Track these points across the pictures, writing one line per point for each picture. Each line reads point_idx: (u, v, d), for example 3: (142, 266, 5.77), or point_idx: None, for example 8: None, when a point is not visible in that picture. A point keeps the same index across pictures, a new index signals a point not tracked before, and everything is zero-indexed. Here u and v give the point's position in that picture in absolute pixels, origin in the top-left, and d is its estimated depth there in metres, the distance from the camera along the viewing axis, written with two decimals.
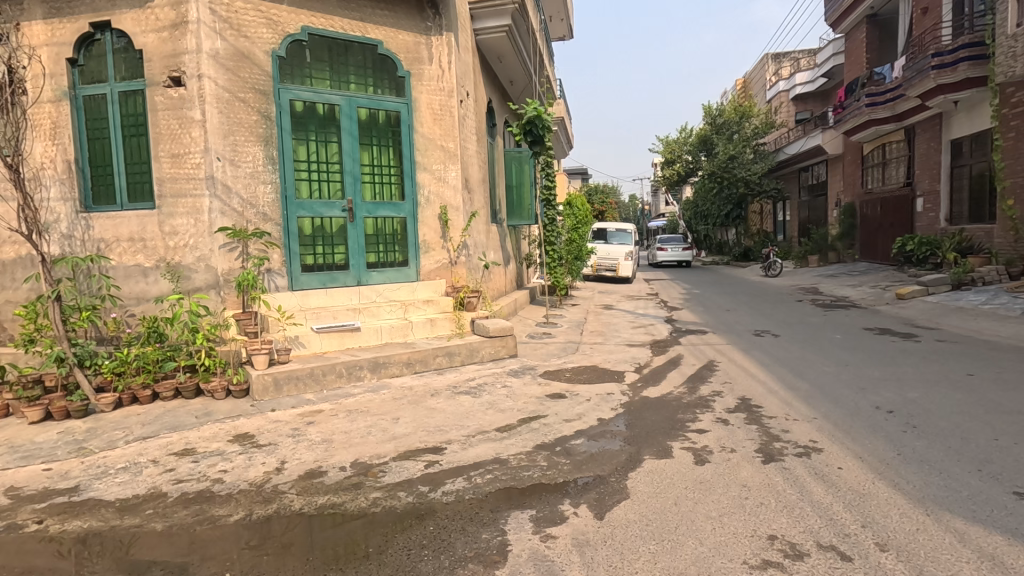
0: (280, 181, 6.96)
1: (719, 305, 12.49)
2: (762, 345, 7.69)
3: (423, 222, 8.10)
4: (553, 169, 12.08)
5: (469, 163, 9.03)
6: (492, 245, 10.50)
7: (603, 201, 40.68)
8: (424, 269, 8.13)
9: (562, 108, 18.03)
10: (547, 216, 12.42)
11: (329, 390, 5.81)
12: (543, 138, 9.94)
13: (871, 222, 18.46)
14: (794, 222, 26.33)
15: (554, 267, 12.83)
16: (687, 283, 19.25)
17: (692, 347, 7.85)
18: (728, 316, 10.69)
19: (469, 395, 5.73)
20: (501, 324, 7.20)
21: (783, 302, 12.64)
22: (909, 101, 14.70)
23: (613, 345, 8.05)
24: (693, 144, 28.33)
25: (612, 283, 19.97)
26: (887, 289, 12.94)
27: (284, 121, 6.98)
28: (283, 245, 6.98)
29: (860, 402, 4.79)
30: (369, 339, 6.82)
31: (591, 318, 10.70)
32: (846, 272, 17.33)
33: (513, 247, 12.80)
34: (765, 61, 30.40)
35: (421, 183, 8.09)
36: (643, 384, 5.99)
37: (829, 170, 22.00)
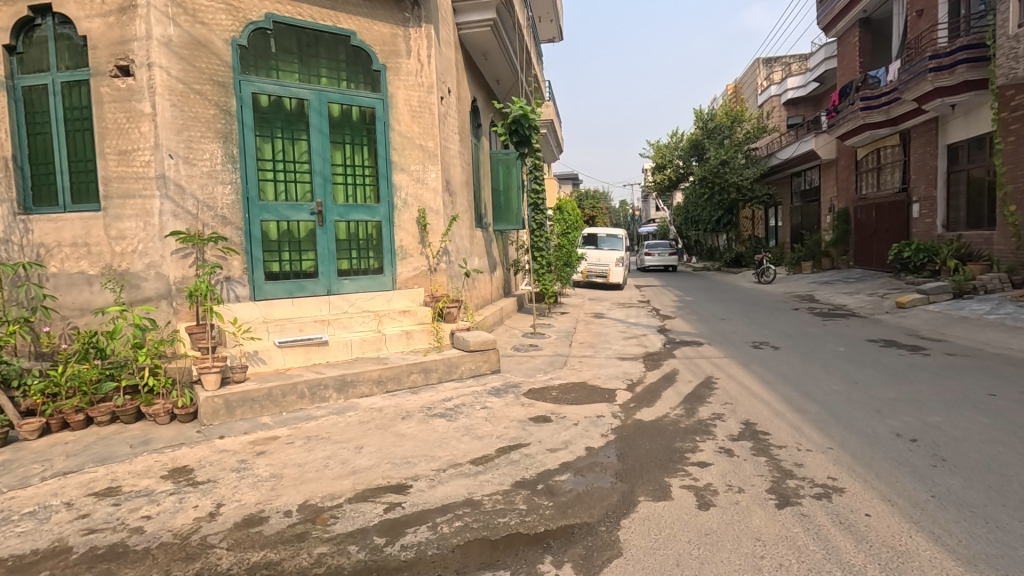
0: (241, 182, 6.38)
1: (713, 314, 12.02)
2: (762, 359, 7.19)
3: (400, 227, 7.55)
4: (542, 172, 11.57)
5: (451, 164, 8.49)
6: (476, 252, 9.95)
7: (594, 207, 40.33)
8: (401, 277, 7.58)
9: (552, 110, 17.58)
10: (536, 220, 11.91)
11: (289, 413, 5.23)
12: (530, 139, 9.43)
13: (865, 228, 18.13)
14: (787, 228, 26.03)
15: (542, 273, 12.29)
16: (680, 290, 18.82)
17: (688, 361, 7.34)
18: (723, 325, 10.20)
19: (445, 418, 5.18)
20: (483, 337, 6.65)
21: (779, 311, 12.19)
22: (905, 105, 14.38)
23: (604, 359, 7.52)
24: (685, 149, 28.03)
25: (602, 290, 19.51)
26: (885, 297, 12.54)
27: (246, 116, 6.41)
28: (244, 251, 6.39)
29: (878, 428, 4.31)
30: (338, 353, 6.25)
31: (580, 328, 10.18)
32: (842, 279, 16.97)
33: (500, 253, 12.28)
34: (757, 66, 30.21)
35: (398, 185, 7.54)
36: (636, 404, 5.46)
37: (822, 175, 21.72)
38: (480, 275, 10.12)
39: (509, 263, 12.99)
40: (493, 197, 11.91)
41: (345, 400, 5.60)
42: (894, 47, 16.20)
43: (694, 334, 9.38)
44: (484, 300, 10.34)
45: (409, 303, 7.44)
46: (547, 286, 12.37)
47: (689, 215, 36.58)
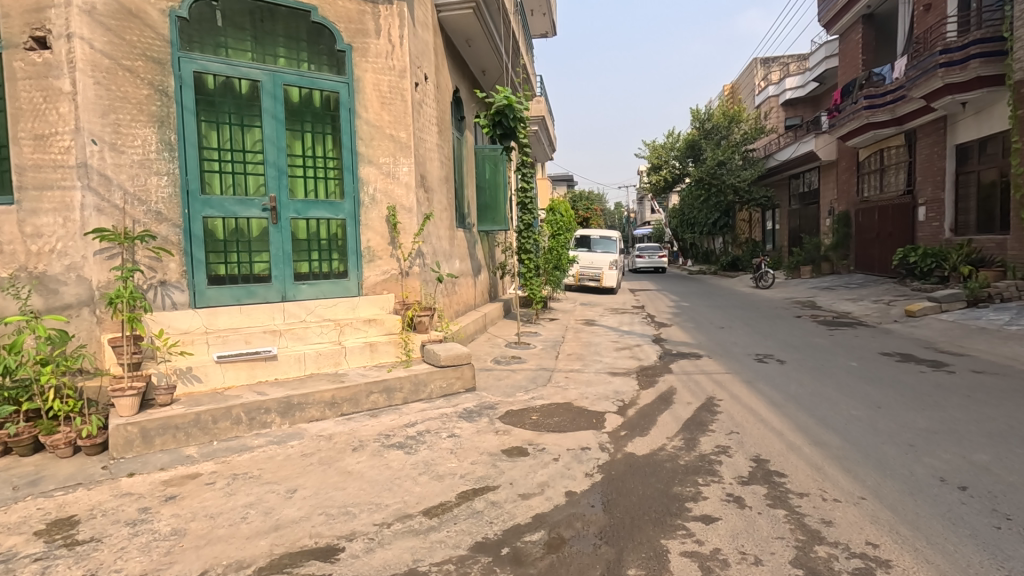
0: (181, 172, 5.60)
1: (711, 321, 11.33)
2: (767, 375, 6.48)
3: (367, 226, 6.79)
4: (530, 169, 10.83)
5: (427, 158, 7.74)
6: (457, 254, 9.20)
7: (588, 207, 39.63)
8: (368, 282, 6.81)
9: (543, 106, 16.85)
10: (523, 221, 11.15)
11: (221, 442, 4.47)
12: (515, 131, 8.69)
13: (867, 231, 17.49)
14: (784, 231, 25.39)
15: (531, 278, 11.49)
16: (675, 294, 18.12)
17: (685, 378, 6.61)
18: (722, 335, 9.49)
19: (404, 450, 4.42)
20: (455, 351, 5.91)
21: (781, 319, 11.49)
22: (912, 103, 13.76)
23: (593, 374, 6.79)
24: (681, 150, 27.38)
25: (595, 294, 18.80)
26: (892, 305, 11.87)
27: (186, 98, 5.63)
28: (183, 252, 5.61)
29: (916, 470, 3.60)
30: (289, 369, 5.49)
31: (569, 338, 9.45)
32: (843, 285, 16.31)
33: (485, 255, 11.51)
34: (754, 66, 29.63)
35: (365, 179, 6.78)
36: (626, 433, 4.72)
37: (822, 177, 21.09)
38: (461, 280, 9.37)
39: (495, 267, 12.21)
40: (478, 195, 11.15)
41: (291, 426, 4.84)
42: (899, 43, 15.57)
43: (690, 345, 8.68)
44: (465, 307, 9.59)
45: (376, 310, 6.69)
46: (535, 292, 11.57)
47: (684, 217, 35.92)
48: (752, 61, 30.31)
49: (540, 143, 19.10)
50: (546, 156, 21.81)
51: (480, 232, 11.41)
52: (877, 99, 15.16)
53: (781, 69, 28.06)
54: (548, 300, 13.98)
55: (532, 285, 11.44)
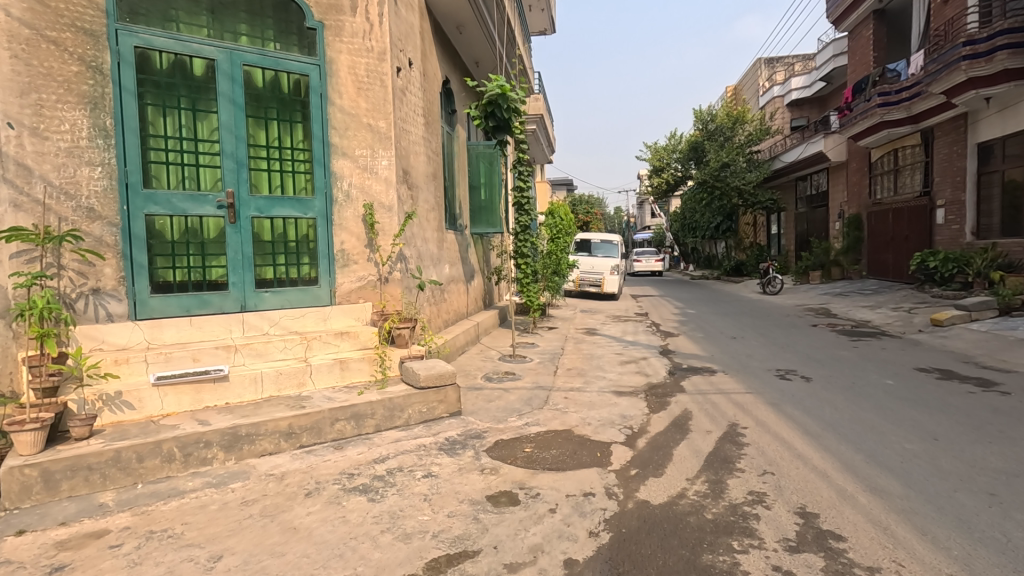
0: (119, 163, 4.84)
1: (720, 331, 10.56)
2: (793, 396, 5.71)
3: (341, 226, 6.01)
4: (526, 167, 10.07)
5: (411, 151, 6.98)
6: (445, 259, 8.43)
7: (588, 210, 38.86)
8: (341, 290, 6.03)
9: (541, 104, 16.10)
10: (520, 223, 10.38)
11: (146, 486, 3.69)
12: (509, 124, 7.92)
13: (880, 235, 16.74)
14: (791, 235, 24.63)
15: (528, 284, 10.69)
16: (680, 301, 17.34)
17: (700, 399, 5.83)
18: (734, 347, 8.72)
19: (369, 495, 3.63)
20: (437, 369, 5.13)
21: (796, 328, 10.72)
22: (931, 99, 13.03)
23: (595, 394, 6.01)
24: (683, 152, 26.58)
25: (595, 300, 18.02)
26: (915, 313, 11.10)
27: (126, 78, 4.87)
28: (122, 255, 4.85)
29: (1010, 533, 2.85)
30: (242, 392, 4.72)
31: (569, 350, 8.67)
32: (856, 291, 15.54)
33: (478, 260, 10.74)
34: (758, 66, 28.95)
35: (340, 173, 6.01)
36: (638, 472, 3.95)
37: (831, 179, 20.34)
38: (450, 286, 8.61)
39: (489, 271, 11.40)
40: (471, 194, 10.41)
41: (237, 462, 4.06)
42: (914, 38, 14.86)
43: (701, 358, 7.91)
44: (455, 316, 8.82)
45: (351, 321, 5.93)
46: (533, 299, 10.76)
47: (687, 220, 35.15)
48: (756, 62, 29.60)
49: (539, 143, 18.35)
50: (544, 157, 21.07)
51: (473, 235, 10.63)
52: (892, 96, 14.42)
53: (786, 69, 27.35)
54: (547, 308, 13.20)
55: (530, 291, 10.63)
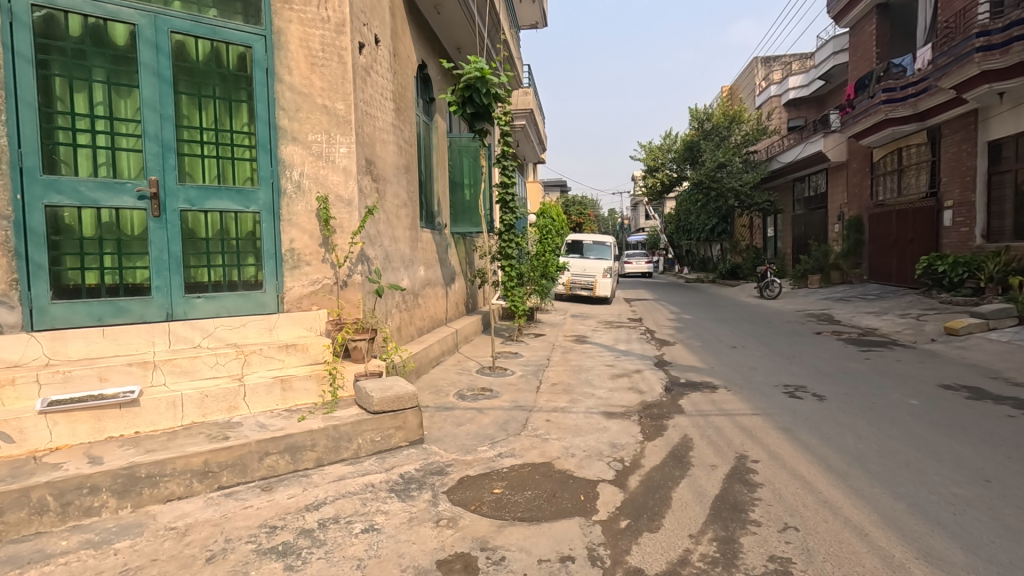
0: (12, 144, 4.05)
1: (718, 339, 9.86)
2: (806, 419, 5.00)
3: (290, 222, 5.24)
4: (511, 161, 9.32)
5: (377, 140, 6.22)
6: (419, 260, 7.68)
7: (581, 212, 38.12)
8: (291, 295, 5.27)
9: (531, 98, 15.37)
10: (505, 222, 9.63)
11: (4, 547, 2.91)
12: (490, 111, 7.17)
13: (882, 238, 16.12)
14: (788, 237, 24.02)
15: (512, 287, 9.91)
16: (675, 305, 16.65)
17: (701, 423, 5.09)
18: (735, 358, 8.02)
19: (289, 560, 2.85)
20: (394, 389, 4.37)
21: (799, 336, 10.03)
22: (939, 95, 12.40)
23: (581, 415, 5.27)
24: (678, 152, 25.88)
25: (587, 304, 17.30)
26: (925, 321, 10.43)
27: (22, 42, 4.08)
28: (15, 254, 4.06)
29: None
30: (156, 420, 3.93)
31: (556, 360, 7.92)
32: (859, 296, 14.90)
33: (460, 261, 9.97)
34: (754, 65, 28.39)
35: (289, 161, 5.24)
36: (629, 523, 3.20)
37: (830, 181, 19.74)
38: (425, 290, 7.85)
39: (472, 274, 10.64)
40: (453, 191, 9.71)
41: (134, 510, 3.29)
42: (919, 32, 14.24)
43: (700, 370, 7.20)
44: (431, 324, 8.06)
45: (302, 331, 5.18)
46: (519, 304, 9.98)
47: (682, 222, 34.49)
48: (752, 61, 29.01)
49: (529, 141, 17.60)
50: (535, 155, 20.37)
51: (455, 235, 9.87)
52: (897, 93, 13.80)
53: (783, 69, 26.77)
54: (535, 313, 12.46)
55: (514, 296, 9.84)
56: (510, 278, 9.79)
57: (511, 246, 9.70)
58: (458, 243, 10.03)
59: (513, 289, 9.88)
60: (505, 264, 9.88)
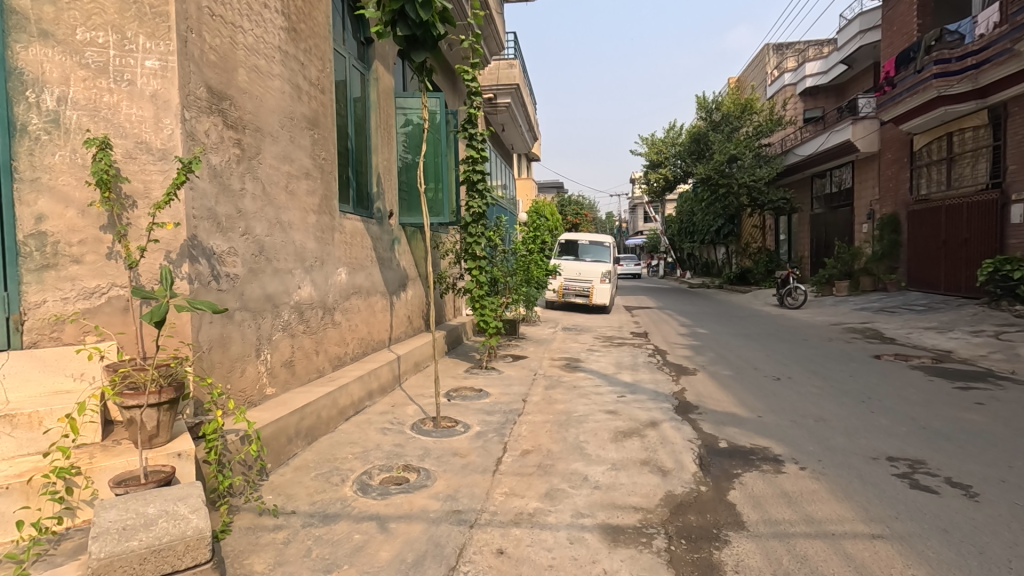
0: None
1: (752, 365, 7.56)
2: (983, 557, 2.68)
3: (36, 186, 2.89)
4: (480, 130, 7.07)
5: (246, 65, 3.89)
6: (337, 260, 5.35)
7: (577, 213, 35.80)
8: (41, 317, 2.90)
9: (517, 72, 13.06)
10: (473, 210, 7.30)
11: None
12: (435, 37, 4.78)
13: (927, 238, 13.83)
14: (805, 239, 21.76)
15: (483, 298, 7.48)
16: (685, 314, 14.34)
17: (783, 558, 2.74)
18: (787, 399, 5.71)
19: None
20: (147, 533, 2.07)
21: (857, 362, 7.71)
22: (1014, 62, 10.14)
23: (562, 537, 2.94)
24: (683, 145, 23.47)
25: (582, 313, 14.96)
26: (1014, 342, 8.12)
27: None
28: None
29: None
30: None
31: (535, 404, 5.60)
32: (902, 307, 12.63)
33: (413, 262, 7.60)
34: (766, 52, 26.16)
35: (33, 74, 2.89)
36: None
37: (857, 175, 17.48)
38: (347, 303, 5.53)
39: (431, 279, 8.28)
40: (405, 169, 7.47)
41: None
42: None
43: (746, 426, 4.88)
44: (357, 351, 5.74)
45: (56, 385, 2.82)
46: (491, 318, 7.54)
47: (686, 223, 32.19)
48: (763, 49, 26.75)
49: (516, 126, 15.28)
50: (525, 144, 18.09)
51: (406, 228, 7.48)
52: (952, 64, 11.58)
53: (797, 55, 24.51)
54: (517, 328, 10.09)
55: (484, 308, 7.43)
56: (480, 283, 7.38)
57: (481, 242, 7.31)
58: (414, 238, 7.76)
59: (484, 299, 7.44)
60: (473, 266, 7.48)
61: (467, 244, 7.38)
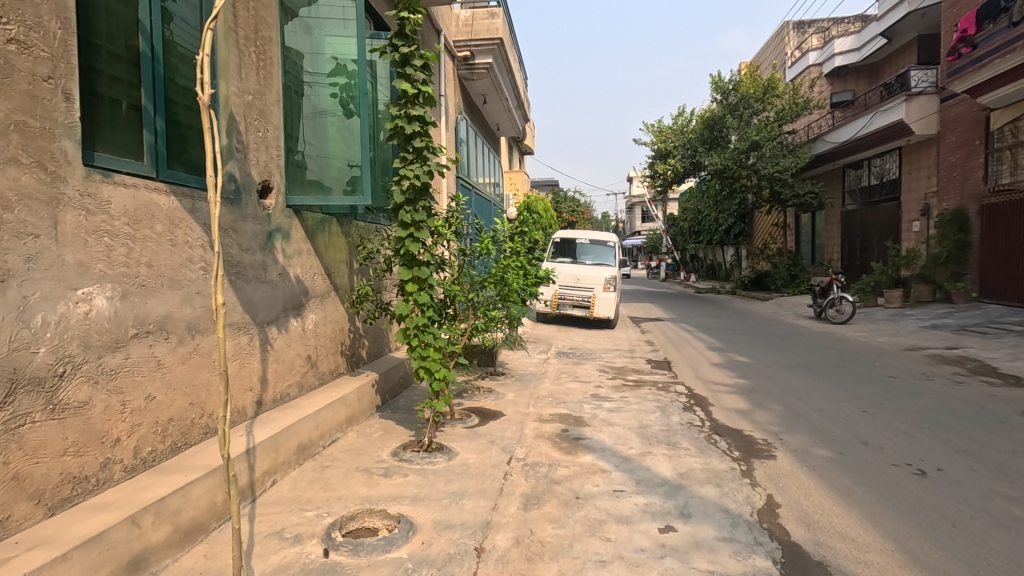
0: None
1: (854, 435, 4.75)
2: None
3: None
4: (415, 44, 4.20)
5: None
6: (69, 272, 2.50)
7: (574, 210, 32.95)
8: None
9: (500, 22, 10.26)
10: (401, 175, 4.26)
11: None
12: None
13: (1012, 238, 11.27)
14: (834, 240, 19.11)
15: (422, 327, 4.40)
16: (708, 331, 11.58)
17: None
18: (994, 549, 2.93)
19: None
20: None
21: (1015, 428, 4.92)
22: None
23: None
24: (695, 132, 20.40)
25: (581, 328, 12.15)
26: None
27: None
28: None
29: None
30: None
31: (500, 564, 2.78)
32: (991, 326, 9.90)
33: (311, 270, 4.70)
34: (784, 31, 23.49)
35: None
36: None
37: (905, 163, 14.90)
38: (109, 361, 2.68)
39: (349, 296, 5.23)
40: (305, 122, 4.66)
41: None
42: None
43: None
44: (141, 454, 2.87)
45: None
46: (437, 362, 4.43)
47: (692, 222, 29.48)
48: (780, 28, 24.10)
49: (500, 97, 12.43)
50: (514, 125, 15.28)
51: (292, 205, 4.47)
52: None
53: (821, 33, 21.87)
54: (491, 366, 7.19)
55: (425, 343, 4.38)
56: (420, 304, 4.36)
57: (423, 236, 4.28)
58: (323, 233, 4.97)
59: (425, 332, 4.42)
60: (406, 274, 4.40)
61: (398, 239, 4.36)
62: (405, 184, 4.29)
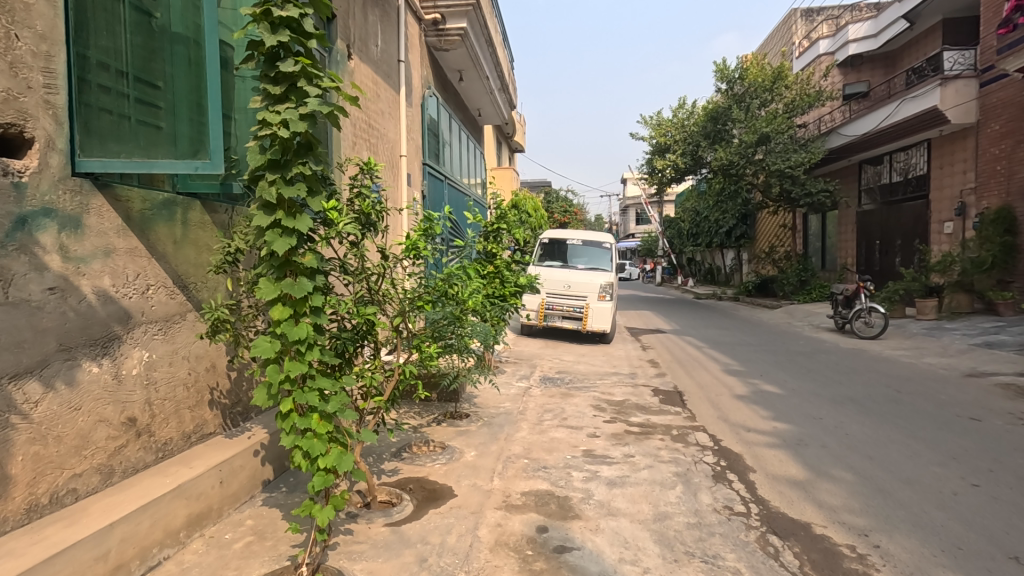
0: None
1: (997, 547, 3.01)
2: None
3: None
4: None
5: None
6: None
7: (566, 210, 31.38)
8: None
9: None
10: (263, 120, 2.37)
11: None
12: None
13: None
14: (848, 243, 17.53)
15: (298, 388, 2.52)
16: (720, 348, 9.91)
17: None
18: None
19: None
20: None
21: None
22: None
23: None
24: (697, 125, 18.78)
25: (571, 343, 10.42)
26: None
27: None
28: None
29: None
30: None
31: None
32: None
33: (133, 282, 2.92)
34: (791, 19, 21.96)
35: None
36: None
37: (935, 157, 13.45)
38: None
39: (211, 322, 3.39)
40: (160, 71, 3.07)
41: None
42: None
43: None
44: None
45: None
46: (323, 442, 2.56)
47: (691, 224, 27.89)
48: (786, 17, 22.57)
49: (479, 74, 10.71)
50: (498, 112, 13.56)
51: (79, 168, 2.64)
52: None
53: (831, 21, 20.36)
54: (449, 407, 5.43)
55: (303, 409, 2.53)
56: (295, 342, 2.49)
57: (298, 226, 2.43)
58: (184, 233, 3.31)
59: (307, 389, 2.56)
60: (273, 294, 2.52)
61: (258, 229, 2.50)
62: (266, 136, 2.41)
